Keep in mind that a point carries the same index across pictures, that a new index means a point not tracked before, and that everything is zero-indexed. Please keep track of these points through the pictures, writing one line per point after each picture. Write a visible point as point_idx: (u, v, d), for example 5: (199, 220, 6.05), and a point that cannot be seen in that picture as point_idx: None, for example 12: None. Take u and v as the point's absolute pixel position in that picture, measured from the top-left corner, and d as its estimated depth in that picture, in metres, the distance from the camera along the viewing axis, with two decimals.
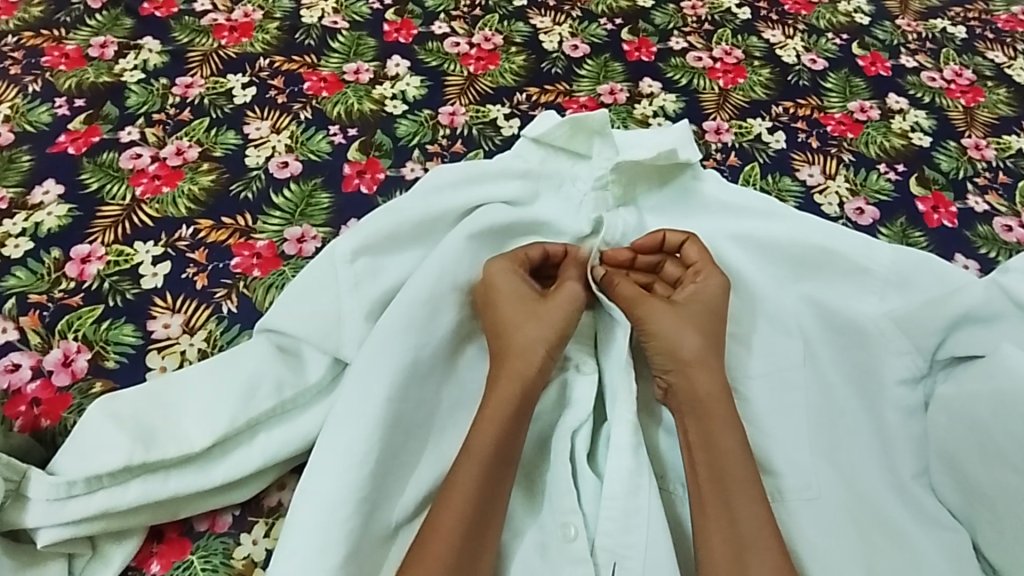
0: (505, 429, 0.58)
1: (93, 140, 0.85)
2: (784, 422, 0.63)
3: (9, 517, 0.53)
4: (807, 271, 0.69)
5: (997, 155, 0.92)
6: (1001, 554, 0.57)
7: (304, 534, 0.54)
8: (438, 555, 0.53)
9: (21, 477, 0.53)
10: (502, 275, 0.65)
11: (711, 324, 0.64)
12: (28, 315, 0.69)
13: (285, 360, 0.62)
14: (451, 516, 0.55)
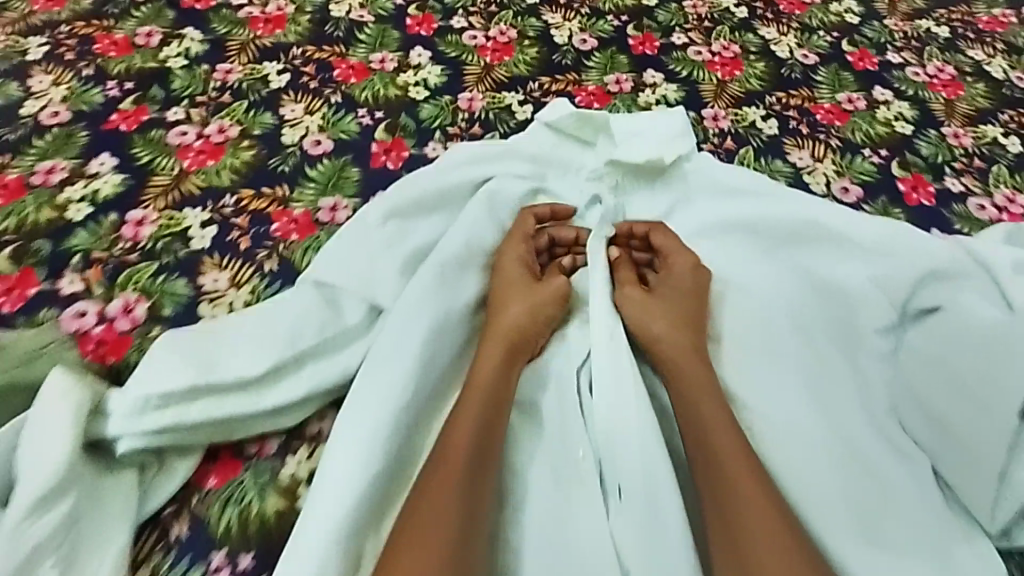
0: (493, 386, 0.65)
1: (141, 119, 0.92)
2: (768, 370, 0.69)
3: (92, 429, 0.60)
4: (794, 242, 0.76)
5: (975, 143, 0.99)
6: (960, 472, 0.63)
7: (348, 454, 0.62)
8: (443, 494, 0.58)
9: (103, 393, 0.61)
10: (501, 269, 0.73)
11: (685, 304, 0.71)
12: (91, 269, 0.76)
13: (326, 304, 0.69)
14: (451, 464, 0.60)
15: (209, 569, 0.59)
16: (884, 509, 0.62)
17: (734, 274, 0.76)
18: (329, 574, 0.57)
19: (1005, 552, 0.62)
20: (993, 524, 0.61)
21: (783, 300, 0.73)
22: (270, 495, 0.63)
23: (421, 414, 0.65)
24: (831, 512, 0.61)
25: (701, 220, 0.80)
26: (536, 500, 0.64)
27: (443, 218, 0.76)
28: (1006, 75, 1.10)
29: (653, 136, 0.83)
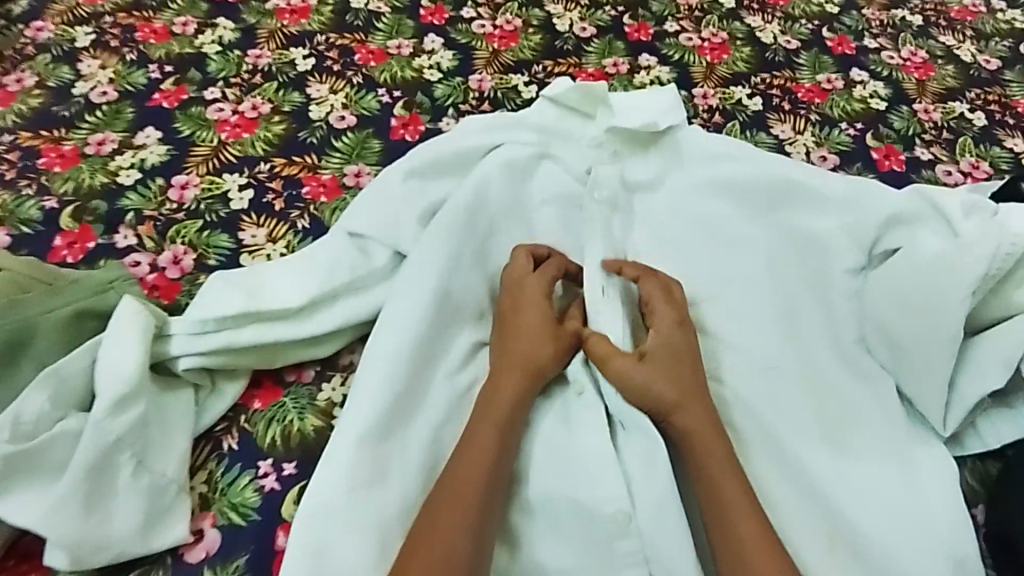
0: (518, 403, 0.67)
1: (182, 97, 1.01)
2: (746, 309, 0.76)
3: (158, 350, 0.68)
4: (779, 206, 0.81)
5: (943, 117, 1.07)
6: (917, 387, 0.69)
7: (370, 384, 0.68)
8: (484, 442, 0.64)
9: (165, 318, 0.69)
10: (534, 295, 0.72)
11: (683, 367, 0.67)
12: (143, 225, 0.86)
13: (357, 249, 0.77)
14: (495, 414, 0.66)
15: (258, 474, 0.67)
16: (854, 426, 0.69)
17: (719, 232, 0.81)
18: (358, 515, 0.62)
19: (961, 458, 0.70)
20: (944, 429, 0.68)
21: (762, 250, 0.80)
22: (308, 416, 0.70)
23: (442, 346, 0.72)
24: (808, 441, 0.69)
25: (697, 183, 0.84)
26: (548, 428, 0.69)
27: (455, 181, 0.83)
28: (974, 58, 1.18)
29: (648, 109, 0.88)
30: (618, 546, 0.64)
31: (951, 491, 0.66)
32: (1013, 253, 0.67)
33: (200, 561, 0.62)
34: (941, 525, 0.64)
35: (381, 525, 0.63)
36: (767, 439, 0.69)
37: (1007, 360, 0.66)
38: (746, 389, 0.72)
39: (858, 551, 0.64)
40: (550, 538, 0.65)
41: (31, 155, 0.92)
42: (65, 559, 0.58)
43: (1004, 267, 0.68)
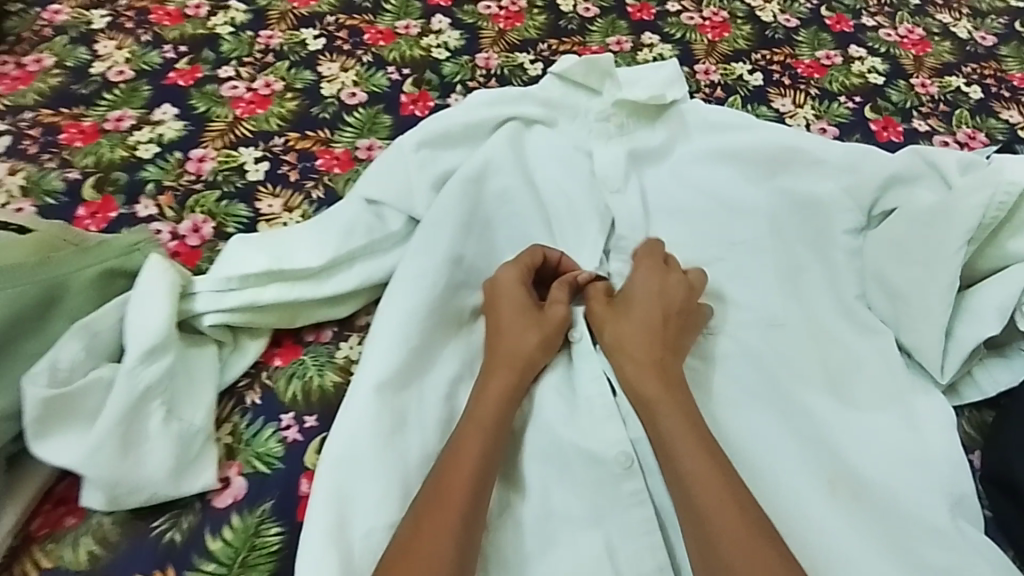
0: (511, 392, 0.67)
1: (196, 76, 1.03)
2: (751, 272, 0.78)
3: (184, 308, 0.71)
4: (778, 169, 0.83)
5: (940, 91, 1.10)
6: (915, 337, 0.71)
7: (380, 339, 0.70)
8: (487, 407, 0.66)
9: (190, 278, 0.72)
10: (513, 286, 0.73)
11: (667, 352, 0.69)
12: (164, 196, 0.89)
13: (373, 214, 0.79)
14: (499, 379, 0.68)
15: (281, 426, 0.69)
16: (859, 383, 0.71)
17: (723, 198, 0.83)
18: (368, 468, 0.64)
19: (959, 406, 0.72)
20: (943, 377, 0.70)
21: (765, 215, 0.81)
22: (327, 372, 0.73)
23: (456, 306, 0.75)
24: (813, 394, 0.70)
25: (702, 153, 0.86)
26: (558, 382, 0.71)
27: (466, 150, 0.84)
28: (970, 35, 1.20)
29: (651, 79, 0.89)
30: (624, 486, 0.65)
31: (950, 435, 0.67)
32: (1008, 201, 0.70)
33: (228, 507, 0.64)
34: (942, 465, 0.66)
35: (396, 472, 0.64)
36: (769, 390, 0.71)
37: (1001, 306, 0.69)
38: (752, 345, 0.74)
39: (862, 495, 0.65)
40: (563, 483, 0.67)
41: (51, 131, 0.95)
42: (103, 499, 0.61)
43: (998, 217, 0.70)
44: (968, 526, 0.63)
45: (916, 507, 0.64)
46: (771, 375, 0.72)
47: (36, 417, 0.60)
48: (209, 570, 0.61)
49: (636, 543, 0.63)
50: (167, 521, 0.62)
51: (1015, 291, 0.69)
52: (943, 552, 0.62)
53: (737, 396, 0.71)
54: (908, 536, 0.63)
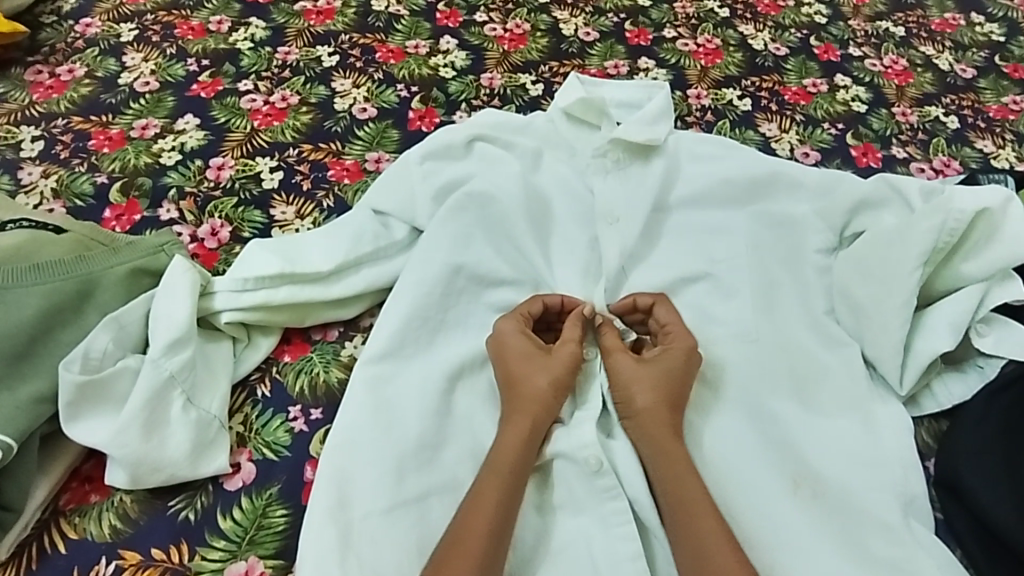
0: (531, 430, 0.70)
1: (217, 89, 1.10)
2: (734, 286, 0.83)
3: (204, 306, 0.77)
4: (759, 195, 0.88)
5: (919, 120, 1.16)
6: (878, 350, 0.76)
7: (377, 342, 0.76)
8: (514, 435, 0.70)
9: (209, 278, 0.78)
10: (513, 338, 0.75)
11: (670, 408, 0.72)
12: (185, 201, 0.95)
13: (379, 223, 0.85)
14: (524, 409, 0.71)
15: (288, 417, 0.74)
16: (827, 394, 0.76)
17: (707, 220, 0.88)
18: (370, 468, 0.69)
19: (918, 417, 0.77)
20: (902, 388, 0.75)
21: (745, 238, 0.86)
22: (333, 368, 0.79)
23: (455, 309, 0.80)
24: (783, 402, 0.76)
25: (704, 181, 0.88)
26: None
27: (467, 163, 0.89)
28: (951, 67, 1.25)
29: (650, 117, 0.91)
30: (601, 483, 0.70)
31: (904, 439, 0.73)
32: (958, 228, 0.74)
33: (238, 489, 0.69)
34: (895, 466, 0.71)
35: (394, 459, 0.70)
36: (738, 395, 0.76)
37: (953, 324, 0.74)
38: (728, 357, 0.78)
39: (822, 494, 0.71)
40: (544, 478, 0.72)
41: (82, 137, 1.01)
42: (126, 478, 0.66)
43: (951, 241, 0.75)
44: (918, 527, 0.68)
45: (869, 507, 0.69)
46: (740, 385, 0.77)
47: (69, 402, 0.66)
48: (219, 546, 0.66)
49: (612, 535, 0.69)
50: (182, 500, 0.68)
51: (967, 310, 0.74)
52: (890, 547, 0.67)
53: (710, 402, 0.76)
54: (861, 530, 0.68)
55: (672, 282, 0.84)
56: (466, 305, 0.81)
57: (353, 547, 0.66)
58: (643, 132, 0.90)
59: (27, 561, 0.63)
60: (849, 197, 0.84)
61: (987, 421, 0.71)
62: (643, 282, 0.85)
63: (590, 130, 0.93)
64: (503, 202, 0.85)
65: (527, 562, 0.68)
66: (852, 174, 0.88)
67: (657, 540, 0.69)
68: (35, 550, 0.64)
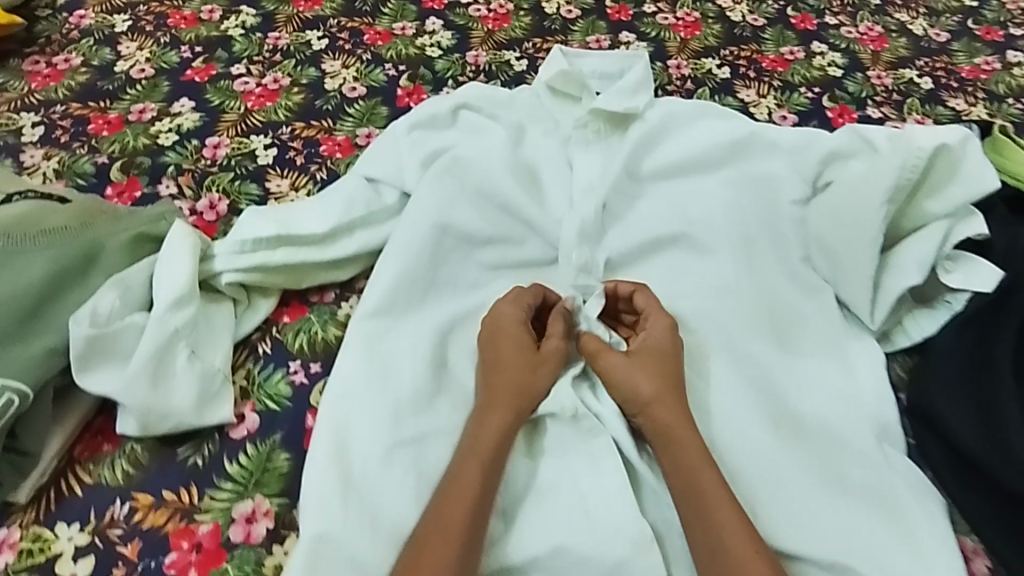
0: (508, 418, 0.70)
1: (210, 74, 1.14)
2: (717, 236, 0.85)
3: (205, 269, 0.80)
4: (736, 154, 0.91)
5: (894, 82, 1.19)
6: (850, 291, 0.79)
7: (371, 297, 0.80)
8: (493, 427, 0.69)
9: (210, 244, 0.82)
10: (509, 322, 0.76)
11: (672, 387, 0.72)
12: (183, 177, 0.99)
13: (370, 189, 0.88)
14: (504, 402, 0.71)
15: (288, 372, 0.78)
16: (800, 334, 0.79)
17: (685, 182, 0.91)
18: (370, 416, 0.72)
19: (892, 353, 0.80)
20: (873, 322, 0.79)
21: (722, 193, 0.89)
22: (330, 327, 0.82)
23: (444, 268, 0.83)
24: (761, 343, 0.78)
25: (683, 144, 0.93)
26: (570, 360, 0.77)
27: (452, 132, 0.93)
28: (925, 32, 1.28)
29: (627, 90, 0.95)
30: (585, 423, 0.73)
31: (877, 374, 0.76)
32: (918, 164, 0.78)
33: (243, 438, 0.72)
34: (869, 398, 0.74)
35: (390, 407, 0.72)
36: (722, 340, 0.79)
37: (920, 260, 0.77)
38: (708, 307, 0.81)
39: (802, 430, 0.73)
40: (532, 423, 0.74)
41: (80, 122, 1.05)
42: (136, 426, 0.70)
43: (913, 178, 0.79)
44: (892, 452, 0.71)
45: (845, 434, 0.72)
46: (720, 330, 0.79)
47: (78, 355, 0.69)
48: (227, 488, 0.69)
49: (601, 470, 0.70)
50: (190, 448, 0.71)
51: (934, 246, 0.78)
52: (866, 471, 0.70)
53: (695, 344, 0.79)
54: (841, 459, 0.70)
55: (652, 237, 0.87)
56: (451, 264, 0.84)
57: (354, 483, 0.68)
58: (620, 103, 0.94)
59: (45, 504, 0.67)
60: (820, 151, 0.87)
61: (954, 349, 0.75)
62: (621, 240, 0.87)
63: (570, 102, 0.97)
64: (485, 166, 0.88)
65: (517, 498, 0.69)
66: (824, 131, 0.92)
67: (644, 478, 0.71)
68: (53, 495, 0.68)
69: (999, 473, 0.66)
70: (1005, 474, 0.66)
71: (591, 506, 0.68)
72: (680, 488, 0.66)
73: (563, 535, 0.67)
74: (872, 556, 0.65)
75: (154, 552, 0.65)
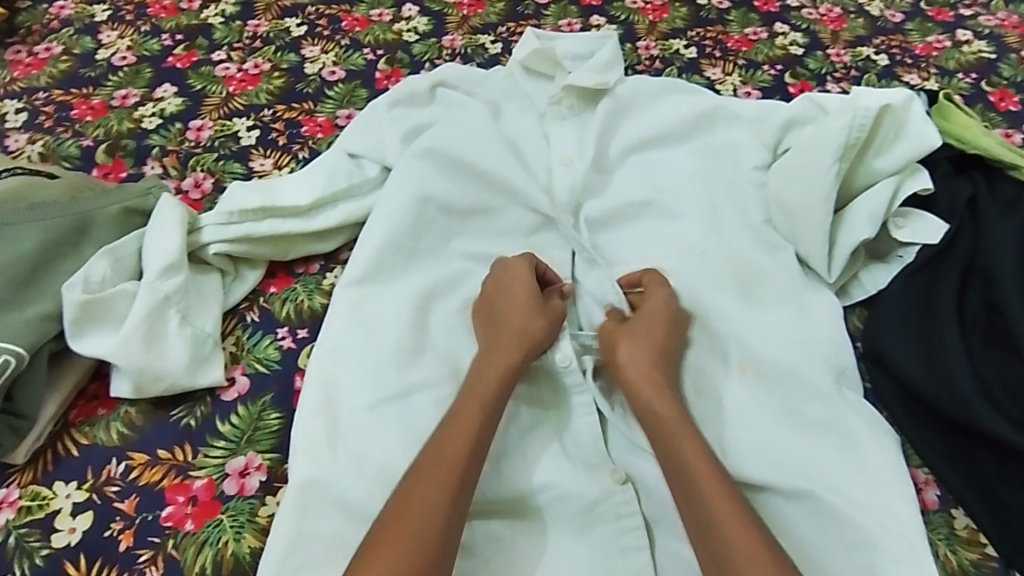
0: (509, 369, 0.71)
1: (192, 60, 1.16)
2: (685, 202, 0.90)
3: (194, 242, 0.83)
4: (702, 126, 0.95)
5: (852, 59, 1.25)
6: (808, 247, 0.84)
7: (359, 265, 0.83)
8: (494, 372, 0.71)
9: (197, 217, 0.84)
10: (508, 280, 0.78)
11: (655, 359, 0.72)
12: (169, 158, 1.01)
13: (352, 162, 0.92)
14: (504, 350, 0.72)
15: (277, 336, 0.81)
16: (764, 288, 0.83)
17: (654, 153, 0.95)
18: (358, 373, 0.75)
19: (850, 306, 0.85)
20: (830, 277, 0.84)
21: (688, 162, 0.93)
22: (316, 295, 0.85)
23: (426, 236, 0.86)
24: (727, 300, 0.82)
25: (651, 116, 0.97)
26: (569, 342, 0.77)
27: (431, 108, 0.96)
28: (882, 13, 1.33)
29: (597, 66, 0.99)
30: (562, 376, 0.76)
31: (834, 322, 0.81)
32: (866, 123, 0.84)
33: (234, 399, 0.75)
34: (827, 343, 0.79)
35: (375, 361, 0.76)
36: (690, 297, 0.83)
37: (871, 216, 0.83)
38: (675, 268, 0.85)
39: (763, 374, 0.77)
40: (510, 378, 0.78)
41: (65, 107, 1.07)
42: (129, 388, 0.73)
43: (860, 137, 0.84)
44: (849, 394, 0.76)
45: (805, 375, 0.76)
46: (687, 289, 0.84)
47: (72, 320, 0.73)
48: (220, 445, 0.72)
49: (576, 419, 0.74)
50: (183, 410, 0.74)
51: (884, 203, 0.83)
52: (823, 409, 0.74)
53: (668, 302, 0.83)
54: (799, 400, 0.75)
55: (620, 203, 0.90)
56: (427, 233, 0.86)
57: (343, 437, 0.71)
58: (592, 77, 0.97)
59: (44, 464, 0.70)
60: (778, 120, 0.92)
61: (906, 296, 0.80)
62: (596, 208, 0.90)
63: (544, 81, 1.00)
64: (460, 139, 0.91)
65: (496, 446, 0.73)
66: (782, 102, 0.97)
67: (617, 431, 0.75)
68: (50, 456, 0.71)
69: (942, 404, 0.73)
70: (947, 405, 0.73)
71: (566, 451, 0.73)
72: (673, 476, 0.65)
73: (541, 475, 0.70)
74: (829, 483, 0.70)
75: (151, 506, 0.68)
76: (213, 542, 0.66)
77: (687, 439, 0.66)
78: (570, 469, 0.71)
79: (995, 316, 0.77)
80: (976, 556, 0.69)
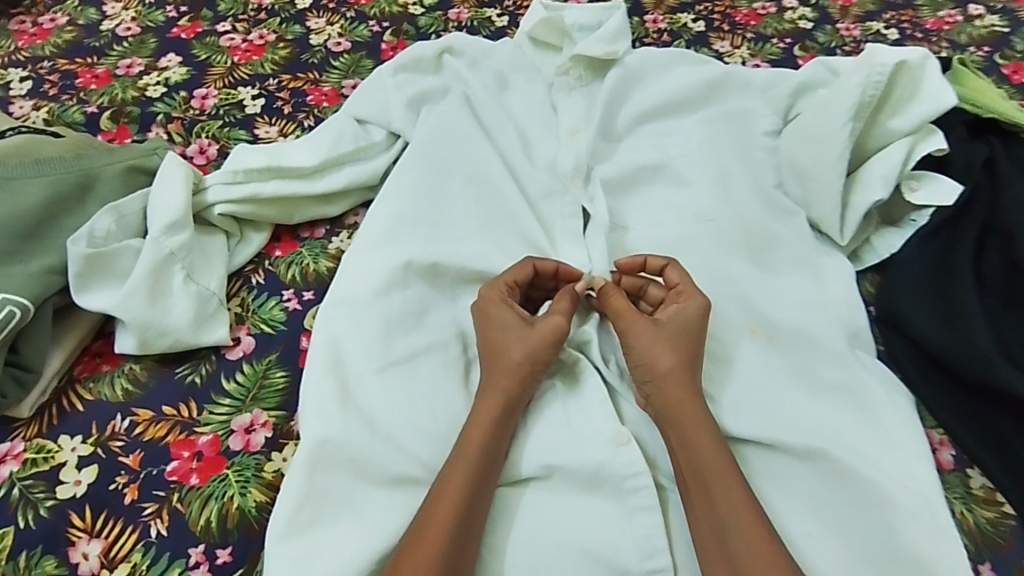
0: (503, 411, 0.68)
1: (197, 31, 1.15)
2: (696, 167, 0.89)
3: (199, 202, 0.83)
4: (711, 93, 0.94)
5: (862, 33, 1.23)
6: (821, 210, 0.83)
7: (366, 229, 0.83)
8: (487, 413, 0.67)
9: (203, 176, 0.84)
10: (495, 306, 0.73)
11: (686, 357, 0.69)
12: (173, 124, 1.01)
13: (357, 126, 0.91)
14: (495, 393, 0.69)
15: (283, 298, 0.80)
16: (775, 252, 0.82)
17: (663, 122, 0.94)
18: (364, 330, 0.74)
19: (861, 271, 0.84)
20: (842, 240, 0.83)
21: (698, 129, 0.92)
22: (322, 260, 0.84)
23: (433, 199, 0.85)
24: (738, 263, 0.81)
25: (660, 85, 0.96)
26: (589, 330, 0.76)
27: (437, 74, 0.96)
28: None
29: (608, 36, 0.97)
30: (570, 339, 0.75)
31: (848, 286, 0.80)
32: (881, 80, 0.83)
33: (239, 358, 0.75)
34: (840, 306, 0.78)
35: (381, 320, 0.74)
36: (701, 262, 0.82)
37: (885, 178, 0.82)
38: (685, 234, 0.85)
39: (775, 337, 0.77)
40: None
41: (69, 76, 1.06)
42: (135, 344, 0.72)
43: (874, 95, 0.83)
44: (863, 355, 0.75)
45: (818, 338, 0.75)
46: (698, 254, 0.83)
47: (77, 273, 0.72)
48: (225, 403, 0.71)
49: (585, 379, 0.73)
50: (188, 367, 0.74)
51: (898, 165, 0.82)
52: (837, 370, 0.73)
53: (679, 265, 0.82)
54: (813, 361, 0.74)
55: (630, 168, 0.89)
56: (434, 194, 0.85)
57: (352, 396, 0.70)
58: (603, 46, 0.95)
59: (49, 419, 0.69)
60: (789, 85, 0.91)
61: (920, 258, 0.79)
62: (605, 172, 0.89)
63: (553, 51, 0.99)
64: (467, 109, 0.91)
65: None
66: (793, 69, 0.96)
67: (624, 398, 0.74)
68: (55, 410, 0.70)
69: (960, 364, 0.72)
70: (964, 364, 0.72)
71: (573, 412, 0.72)
72: (687, 480, 0.65)
73: (550, 432, 0.70)
74: (843, 442, 0.69)
75: (156, 460, 0.67)
76: (219, 496, 0.65)
77: (708, 439, 0.65)
78: (579, 429, 0.70)
79: (1014, 275, 0.76)
80: (994, 514, 0.67)
